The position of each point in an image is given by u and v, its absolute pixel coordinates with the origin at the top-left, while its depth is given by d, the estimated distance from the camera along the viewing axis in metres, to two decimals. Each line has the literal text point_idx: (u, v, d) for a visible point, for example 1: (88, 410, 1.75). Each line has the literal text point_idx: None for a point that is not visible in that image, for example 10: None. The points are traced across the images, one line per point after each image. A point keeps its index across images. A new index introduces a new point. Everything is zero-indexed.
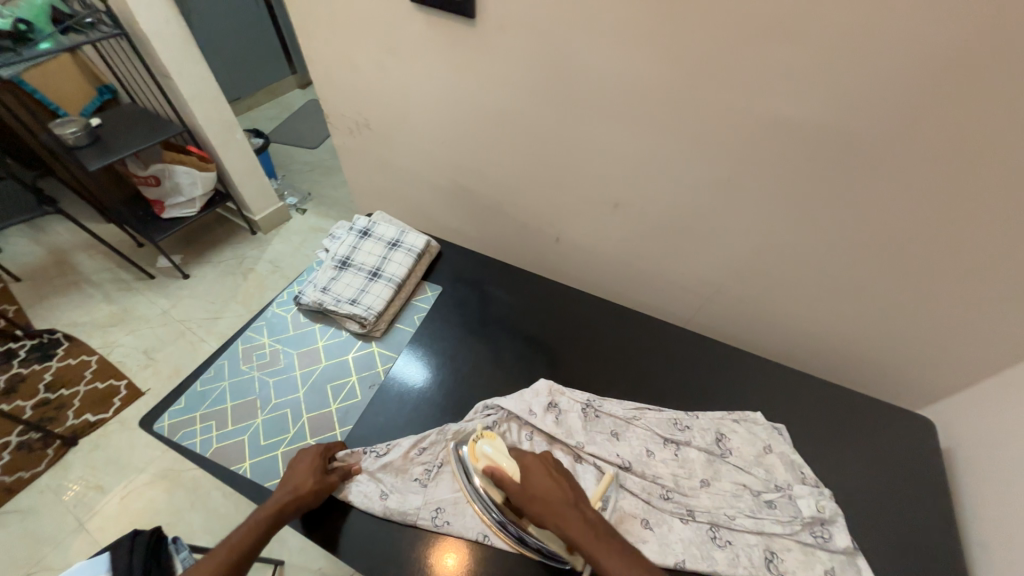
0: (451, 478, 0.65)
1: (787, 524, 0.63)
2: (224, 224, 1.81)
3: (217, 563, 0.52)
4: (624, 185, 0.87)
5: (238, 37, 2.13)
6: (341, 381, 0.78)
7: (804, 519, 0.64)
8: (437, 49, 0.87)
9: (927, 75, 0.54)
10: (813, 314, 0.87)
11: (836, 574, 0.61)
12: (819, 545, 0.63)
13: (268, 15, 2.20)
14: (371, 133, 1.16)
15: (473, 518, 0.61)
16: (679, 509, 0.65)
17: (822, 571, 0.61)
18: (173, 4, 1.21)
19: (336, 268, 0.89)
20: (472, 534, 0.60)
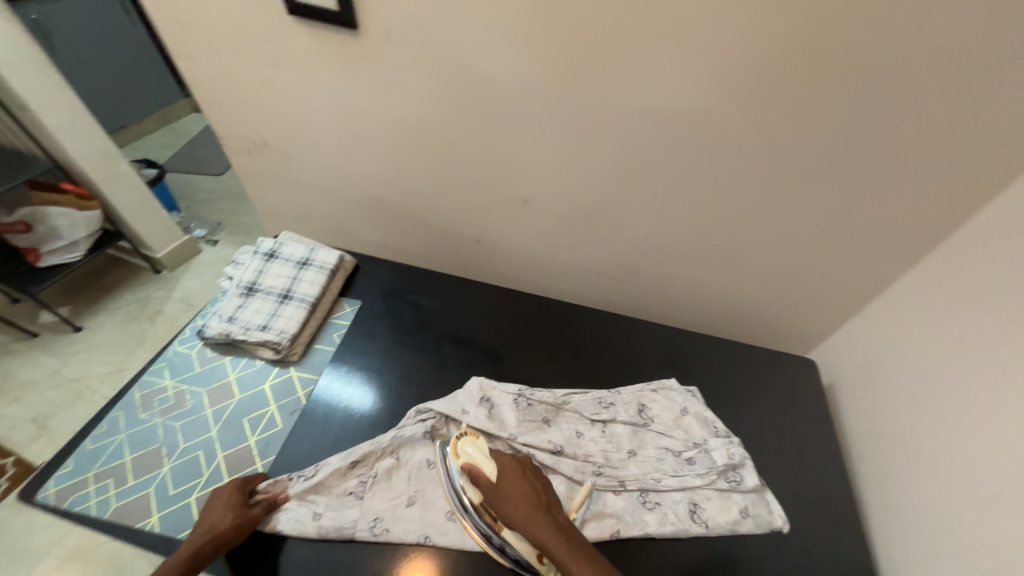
0: (388, 486, 0.64)
1: (706, 476, 0.69)
2: (119, 265, 1.65)
3: None
4: (531, 180, 0.90)
5: (111, 60, 1.92)
6: (258, 412, 0.72)
7: (719, 468, 0.70)
8: (325, 63, 0.84)
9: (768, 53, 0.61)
10: (718, 277, 0.95)
11: (748, 511, 0.69)
12: (733, 489, 0.70)
13: (145, 33, 2.00)
14: (270, 154, 1.09)
15: (413, 521, 0.62)
16: (611, 481, 0.69)
17: (736, 511, 0.68)
18: (22, 27, 1.07)
19: (242, 295, 0.82)
20: (413, 536, 0.61)
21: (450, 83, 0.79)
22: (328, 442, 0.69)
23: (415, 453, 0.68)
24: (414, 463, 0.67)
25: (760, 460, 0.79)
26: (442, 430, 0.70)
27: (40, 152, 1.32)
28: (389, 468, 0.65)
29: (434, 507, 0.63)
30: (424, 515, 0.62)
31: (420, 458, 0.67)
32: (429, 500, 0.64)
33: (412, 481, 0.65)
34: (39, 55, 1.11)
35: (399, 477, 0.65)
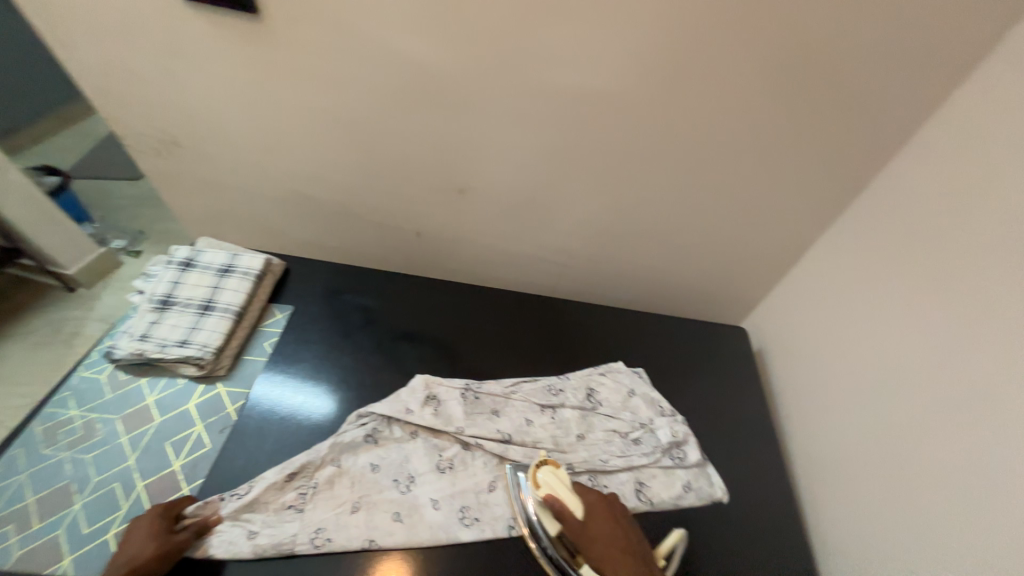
0: (330, 496, 0.62)
1: (651, 454, 0.72)
2: (24, 286, 1.48)
3: None
4: (465, 168, 0.88)
5: None
6: (183, 434, 0.67)
7: (664, 446, 0.73)
8: (227, 49, 0.78)
9: None
10: (658, 254, 0.98)
11: (691, 484, 0.72)
12: (677, 465, 0.73)
13: (14, 22, 1.75)
14: (181, 154, 0.99)
15: (357, 528, 0.60)
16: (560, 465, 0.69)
17: (680, 486, 0.71)
18: None
19: (156, 310, 0.75)
20: (357, 543, 0.59)
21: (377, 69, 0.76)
22: (266, 455, 0.66)
23: (357, 458, 0.65)
24: (357, 469, 0.64)
25: (700, 428, 0.83)
26: (383, 433, 0.68)
27: None
28: (331, 477, 0.63)
29: (380, 511, 0.62)
30: (369, 520, 0.61)
31: (364, 463, 0.65)
32: (374, 504, 0.62)
33: (356, 487, 0.63)
34: None
35: (341, 484, 0.63)
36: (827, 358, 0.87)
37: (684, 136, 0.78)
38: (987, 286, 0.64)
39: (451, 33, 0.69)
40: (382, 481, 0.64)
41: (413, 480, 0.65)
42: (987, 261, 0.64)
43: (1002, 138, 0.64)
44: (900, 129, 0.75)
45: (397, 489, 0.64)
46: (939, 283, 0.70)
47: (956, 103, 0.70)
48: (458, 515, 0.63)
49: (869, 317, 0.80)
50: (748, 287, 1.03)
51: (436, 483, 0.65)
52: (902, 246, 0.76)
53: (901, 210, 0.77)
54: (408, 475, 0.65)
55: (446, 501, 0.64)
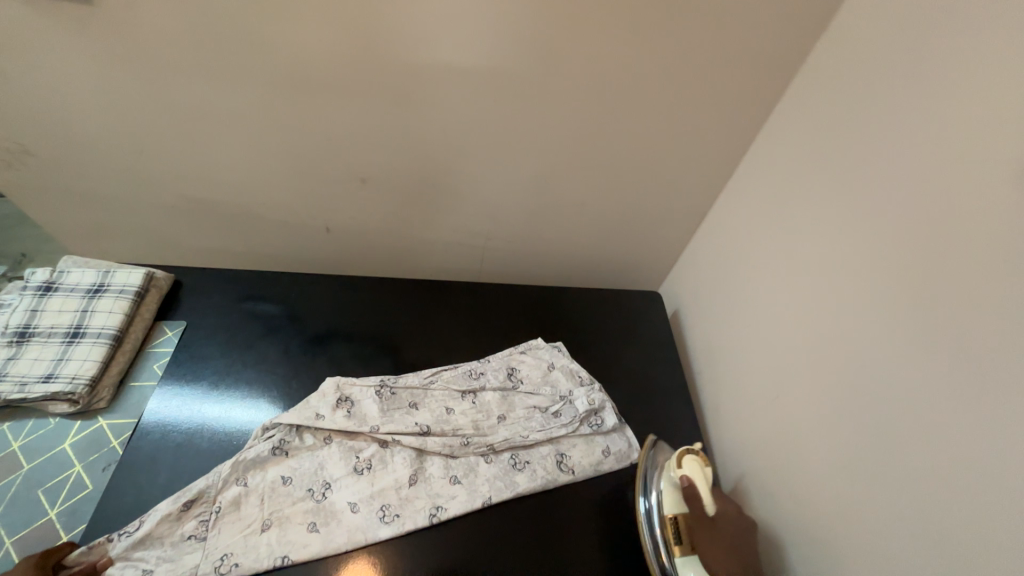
0: (237, 518, 0.58)
1: (570, 425, 0.73)
2: None
3: None
4: (363, 158, 0.83)
5: None
6: (59, 478, 0.60)
7: (582, 416, 0.75)
8: (59, 37, 0.67)
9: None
10: (574, 229, 0.98)
11: (610, 448, 0.75)
12: (596, 432, 0.75)
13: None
14: (32, 165, 0.86)
15: (268, 547, 0.57)
16: (482, 449, 0.69)
17: (600, 451, 0.74)
18: None
19: (12, 344, 0.66)
20: (269, 563, 0.56)
21: (247, 54, 0.69)
22: (164, 486, 0.61)
23: (265, 474, 0.61)
24: (266, 484, 0.61)
25: (622, 393, 0.87)
26: (293, 443, 0.64)
27: None
28: (236, 497, 0.59)
29: (293, 524, 0.59)
30: (282, 536, 0.58)
31: (273, 478, 0.61)
32: (285, 519, 0.59)
33: (265, 504, 0.59)
34: None
35: (249, 504, 0.59)
36: (726, 314, 0.90)
37: (580, 107, 0.78)
38: (841, 228, 0.66)
39: (324, 11, 0.65)
40: (295, 493, 0.61)
41: (329, 486, 0.62)
42: (840, 203, 0.67)
43: (849, 84, 0.66)
44: (775, 85, 0.77)
45: (311, 498, 0.61)
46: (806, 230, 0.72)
47: (814, 53, 0.72)
48: (378, 514, 0.61)
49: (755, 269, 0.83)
50: (665, 254, 1.07)
51: (354, 486, 0.63)
52: (779, 197, 0.78)
53: (776, 163, 0.79)
54: (324, 482, 0.62)
55: (365, 503, 0.62)
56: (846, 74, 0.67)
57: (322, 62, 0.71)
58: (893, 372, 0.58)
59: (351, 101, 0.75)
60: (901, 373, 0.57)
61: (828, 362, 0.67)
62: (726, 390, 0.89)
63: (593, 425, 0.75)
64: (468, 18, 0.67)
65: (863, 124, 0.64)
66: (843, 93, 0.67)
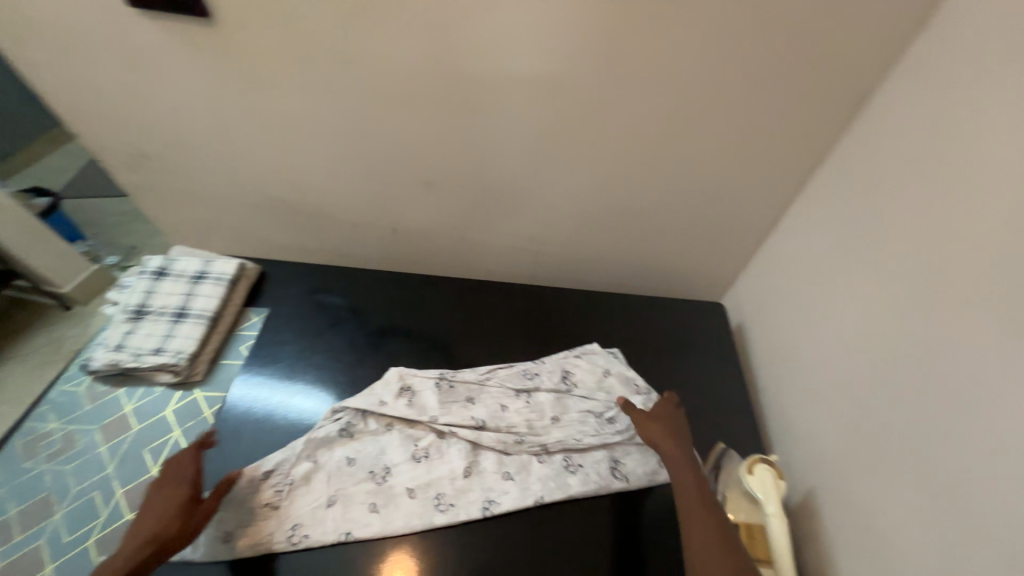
0: (307, 491, 0.62)
1: (624, 432, 0.72)
2: (22, 308, 1.48)
3: None
4: (431, 162, 0.87)
5: None
6: (161, 440, 0.68)
7: None
8: (179, 55, 0.77)
9: None
10: (634, 236, 0.97)
11: None
12: None
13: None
14: (153, 165, 0.99)
15: (332, 522, 0.61)
16: (534, 448, 0.70)
17: (655, 461, 0.72)
18: None
19: (130, 320, 0.76)
20: (333, 537, 0.60)
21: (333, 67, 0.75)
22: (246, 454, 0.67)
23: (333, 453, 0.66)
24: (333, 464, 0.65)
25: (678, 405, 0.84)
26: (358, 425, 0.68)
27: None
28: (307, 473, 0.63)
29: (355, 503, 0.62)
30: (345, 513, 0.61)
31: (339, 457, 0.65)
32: (349, 497, 0.63)
33: (331, 482, 0.63)
34: None
35: (317, 479, 0.63)
36: (795, 332, 0.83)
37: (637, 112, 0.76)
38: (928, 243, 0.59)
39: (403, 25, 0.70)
40: (358, 474, 0.65)
41: (389, 470, 0.65)
42: (930, 213, 0.59)
43: (949, 82, 0.58)
44: (862, 87, 0.70)
45: (372, 480, 0.64)
46: (884, 243, 0.66)
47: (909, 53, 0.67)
48: (433, 502, 0.63)
49: (826, 284, 0.76)
50: (728, 266, 1.01)
51: (412, 472, 0.66)
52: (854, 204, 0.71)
53: (856, 171, 0.72)
54: (384, 466, 0.66)
55: (422, 490, 0.64)
56: (945, 71, 0.59)
57: (390, 71, 0.75)
58: (985, 406, 0.50)
59: (417, 108, 0.79)
60: (995, 414, 0.49)
61: (908, 391, 0.60)
62: (793, 413, 0.83)
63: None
64: (528, 24, 0.67)
65: (961, 125, 0.56)
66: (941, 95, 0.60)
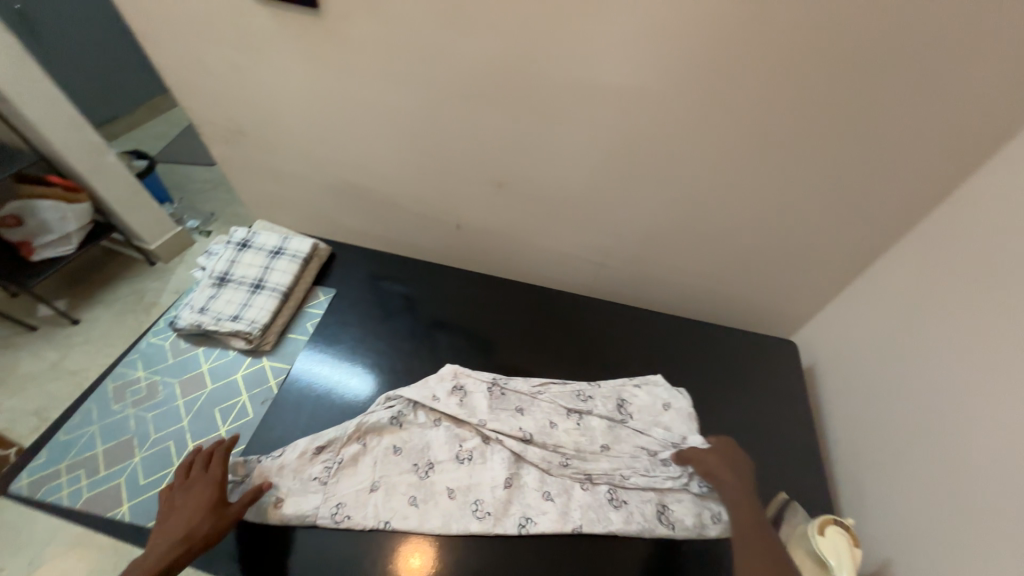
0: (353, 473, 0.64)
1: (677, 479, 0.69)
2: (115, 257, 1.63)
3: None
4: (505, 164, 0.88)
5: (105, 54, 1.86)
6: (230, 402, 0.73)
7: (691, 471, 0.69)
8: (286, 43, 0.81)
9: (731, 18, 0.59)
10: (703, 258, 0.93)
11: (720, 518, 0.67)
12: (706, 495, 0.68)
13: (109, 8, 1.81)
14: (246, 142, 1.05)
15: (373, 509, 0.62)
16: (579, 474, 0.68)
17: (707, 516, 0.67)
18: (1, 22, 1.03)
19: (214, 285, 0.82)
20: (373, 523, 0.61)
21: (425, 64, 0.77)
22: (304, 427, 0.71)
23: (381, 440, 0.68)
24: (380, 450, 0.67)
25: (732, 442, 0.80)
26: (409, 417, 0.70)
27: (25, 144, 1.25)
28: (355, 454, 0.66)
29: (397, 493, 0.64)
30: (386, 501, 0.63)
31: (387, 445, 0.67)
32: (391, 486, 0.64)
33: (376, 467, 0.65)
34: (14, 45, 1.05)
35: (364, 462, 0.66)
36: (875, 384, 0.76)
37: (727, 135, 0.71)
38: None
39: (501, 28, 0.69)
40: (403, 464, 0.66)
41: (432, 466, 0.67)
42: None
43: None
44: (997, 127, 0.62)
45: (416, 473, 0.66)
46: (1000, 304, 0.59)
47: None
48: (470, 507, 0.64)
49: (919, 338, 0.70)
50: (802, 303, 0.94)
51: (454, 472, 0.66)
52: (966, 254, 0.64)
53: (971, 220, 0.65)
54: (428, 461, 0.67)
55: (461, 492, 0.65)
56: None
57: (479, 71, 0.75)
58: None
59: (498, 109, 0.79)
60: None
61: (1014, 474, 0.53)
62: (863, 469, 0.76)
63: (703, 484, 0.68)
64: (626, 36, 0.65)
65: None
66: None
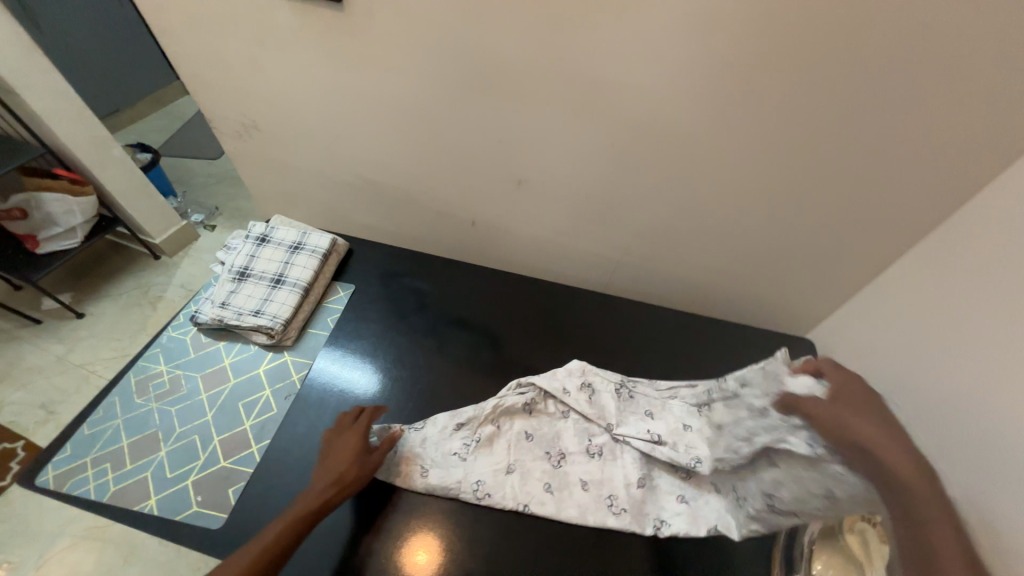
0: (489, 453, 0.70)
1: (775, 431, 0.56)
2: (120, 251, 1.62)
3: (252, 557, 0.51)
4: (522, 162, 0.88)
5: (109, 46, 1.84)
6: (253, 397, 0.73)
7: (784, 426, 0.56)
8: (304, 37, 0.81)
9: (756, 19, 0.59)
10: (717, 257, 0.93)
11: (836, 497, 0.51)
12: (808, 467, 0.54)
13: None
14: (259, 136, 1.05)
15: (511, 489, 0.67)
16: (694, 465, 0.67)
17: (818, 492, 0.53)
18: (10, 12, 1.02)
19: (235, 280, 0.82)
20: (511, 505, 0.66)
21: (446, 61, 0.76)
22: (326, 422, 0.71)
23: (514, 423, 0.73)
24: (513, 434, 0.72)
25: None
26: (540, 405, 0.75)
27: (31, 137, 1.24)
28: (491, 435, 0.71)
29: (533, 477, 0.69)
30: (523, 485, 0.68)
31: (518, 429, 0.73)
32: (527, 471, 0.69)
33: (511, 450, 0.70)
34: (23, 35, 1.04)
35: (499, 444, 0.71)
36: None
37: (747, 135, 0.72)
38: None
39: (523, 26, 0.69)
40: (536, 451, 0.71)
41: (564, 457, 0.71)
42: None
43: None
44: None
45: (549, 461, 0.71)
46: None
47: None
48: (605, 502, 0.68)
49: None
50: (815, 302, 0.95)
51: (586, 465, 0.71)
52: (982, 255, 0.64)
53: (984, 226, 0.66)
54: (560, 451, 0.72)
55: (594, 486, 0.69)
56: None
57: (500, 68, 0.75)
58: None
59: (519, 106, 0.79)
60: None
61: None
62: None
63: (812, 443, 0.53)
64: (649, 38, 0.65)
65: None
66: None
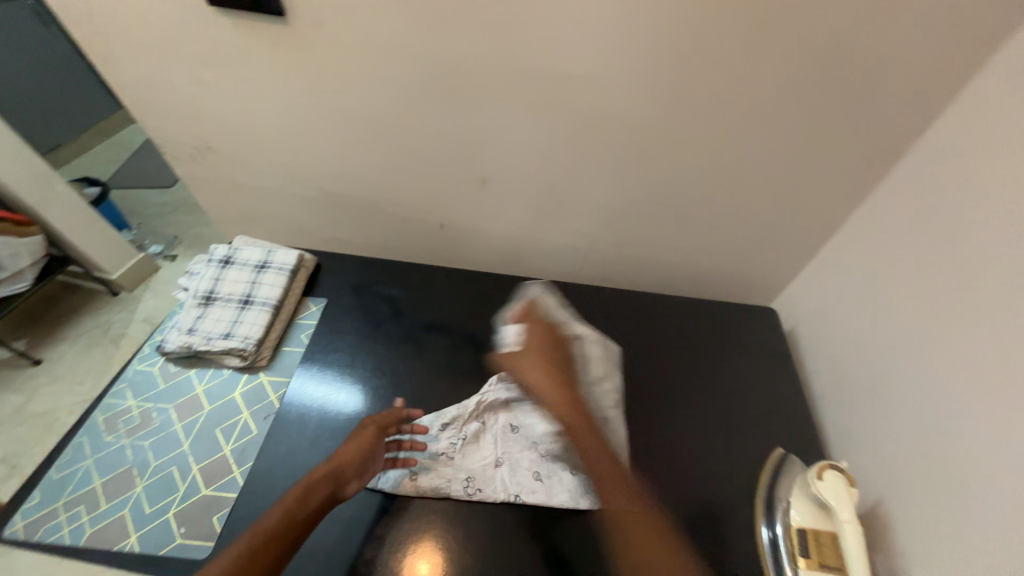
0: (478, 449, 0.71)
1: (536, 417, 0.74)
2: (74, 290, 1.54)
3: (248, 542, 0.52)
4: (484, 161, 0.89)
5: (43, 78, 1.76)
6: (231, 421, 0.72)
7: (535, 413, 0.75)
8: (251, 52, 0.80)
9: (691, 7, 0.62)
10: (680, 238, 0.97)
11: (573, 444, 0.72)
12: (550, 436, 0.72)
13: (55, 33, 1.76)
14: (214, 158, 1.02)
15: (501, 481, 0.68)
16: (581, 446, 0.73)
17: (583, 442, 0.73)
18: None
19: (200, 305, 0.80)
20: (504, 496, 0.67)
21: (398, 67, 0.77)
22: (310, 439, 0.70)
23: (498, 418, 0.75)
24: (498, 427, 0.74)
25: (725, 407, 0.84)
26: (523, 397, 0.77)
27: None
28: (477, 431, 0.73)
29: (522, 468, 0.70)
30: (512, 476, 0.69)
31: (503, 423, 0.74)
32: (515, 462, 0.71)
33: (498, 444, 0.72)
34: None
35: (485, 440, 0.73)
36: (848, 339, 0.81)
37: (694, 117, 0.75)
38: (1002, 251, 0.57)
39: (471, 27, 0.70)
40: (522, 441, 0.73)
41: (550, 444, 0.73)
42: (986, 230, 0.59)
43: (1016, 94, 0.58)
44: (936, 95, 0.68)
45: (535, 450, 0.72)
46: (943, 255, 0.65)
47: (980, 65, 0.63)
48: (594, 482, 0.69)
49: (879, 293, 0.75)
50: (776, 272, 1.00)
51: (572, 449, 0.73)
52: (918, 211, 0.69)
53: (916, 186, 0.71)
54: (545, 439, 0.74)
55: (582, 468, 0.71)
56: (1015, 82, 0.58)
57: (452, 71, 0.76)
58: None
59: (475, 107, 0.80)
60: None
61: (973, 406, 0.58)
62: (843, 420, 0.82)
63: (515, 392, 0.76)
64: (592, 31, 0.67)
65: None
66: (1001, 108, 0.60)
